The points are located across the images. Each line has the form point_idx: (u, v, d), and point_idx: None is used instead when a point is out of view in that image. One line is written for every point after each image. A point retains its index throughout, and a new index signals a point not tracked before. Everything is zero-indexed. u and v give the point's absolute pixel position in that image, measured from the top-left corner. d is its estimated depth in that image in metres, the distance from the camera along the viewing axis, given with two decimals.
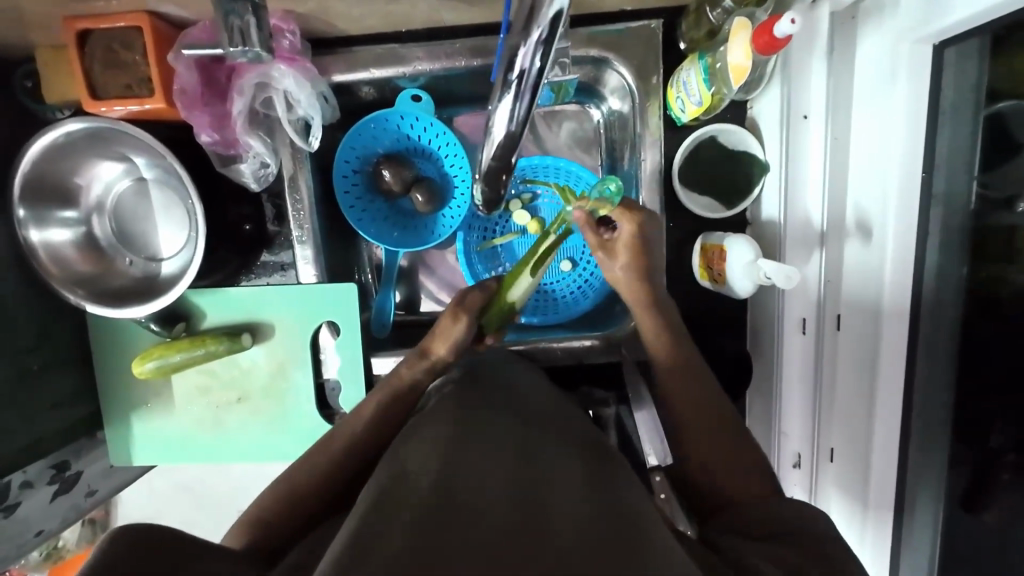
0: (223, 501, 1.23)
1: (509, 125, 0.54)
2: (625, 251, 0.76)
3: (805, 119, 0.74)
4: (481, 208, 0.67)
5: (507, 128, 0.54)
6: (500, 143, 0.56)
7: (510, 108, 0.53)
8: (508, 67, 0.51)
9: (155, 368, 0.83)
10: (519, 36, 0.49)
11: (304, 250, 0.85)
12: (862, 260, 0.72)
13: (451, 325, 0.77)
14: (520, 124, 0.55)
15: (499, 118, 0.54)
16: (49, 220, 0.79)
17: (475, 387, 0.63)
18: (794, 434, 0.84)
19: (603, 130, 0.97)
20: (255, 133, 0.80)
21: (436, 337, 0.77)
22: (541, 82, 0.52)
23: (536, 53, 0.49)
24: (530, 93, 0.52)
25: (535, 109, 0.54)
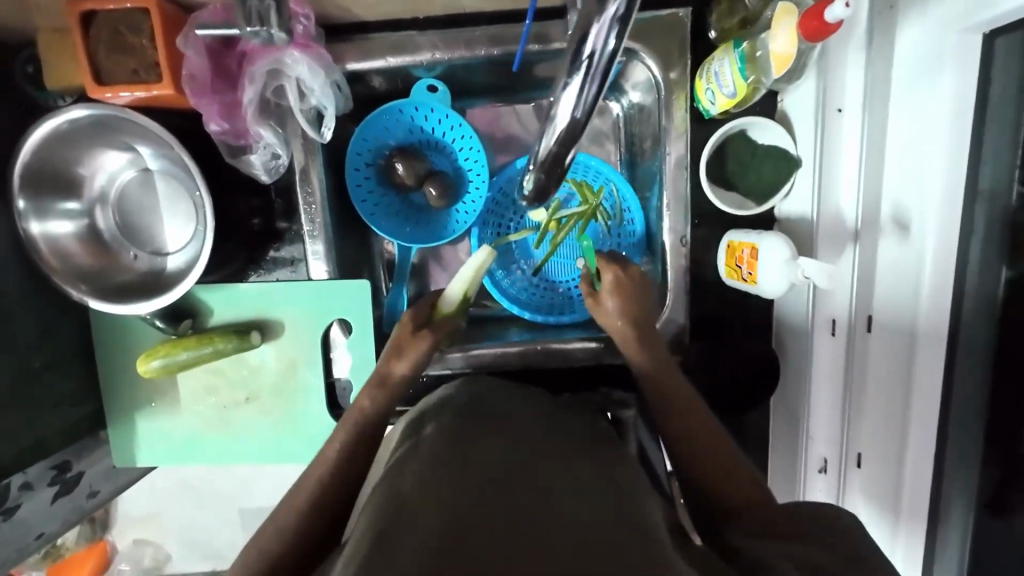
0: (228, 501, 1.21)
1: (576, 111, 0.51)
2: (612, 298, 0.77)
3: (840, 113, 0.71)
4: (528, 198, 0.62)
5: (573, 113, 0.52)
6: (564, 130, 0.53)
7: (579, 93, 0.50)
8: (580, 46, 0.49)
9: (161, 366, 0.80)
10: (593, 12, 0.47)
11: (315, 244, 0.83)
12: (898, 258, 0.69)
13: (415, 349, 0.73)
14: (587, 108, 0.52)
15: (564, 103, 0.51)
16: (51, 212, 0.76)
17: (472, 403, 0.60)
18: (821, 438, 0.82)
19: (622, 124, 0.95)
20: (266, 123, 0.76)
21: (394, 356, 0.73)
22: (614, 63, 0.50)
23: (610, 33, 0.47)
24: (601, 75, 0.50)
25: (604, 93, 0.51)
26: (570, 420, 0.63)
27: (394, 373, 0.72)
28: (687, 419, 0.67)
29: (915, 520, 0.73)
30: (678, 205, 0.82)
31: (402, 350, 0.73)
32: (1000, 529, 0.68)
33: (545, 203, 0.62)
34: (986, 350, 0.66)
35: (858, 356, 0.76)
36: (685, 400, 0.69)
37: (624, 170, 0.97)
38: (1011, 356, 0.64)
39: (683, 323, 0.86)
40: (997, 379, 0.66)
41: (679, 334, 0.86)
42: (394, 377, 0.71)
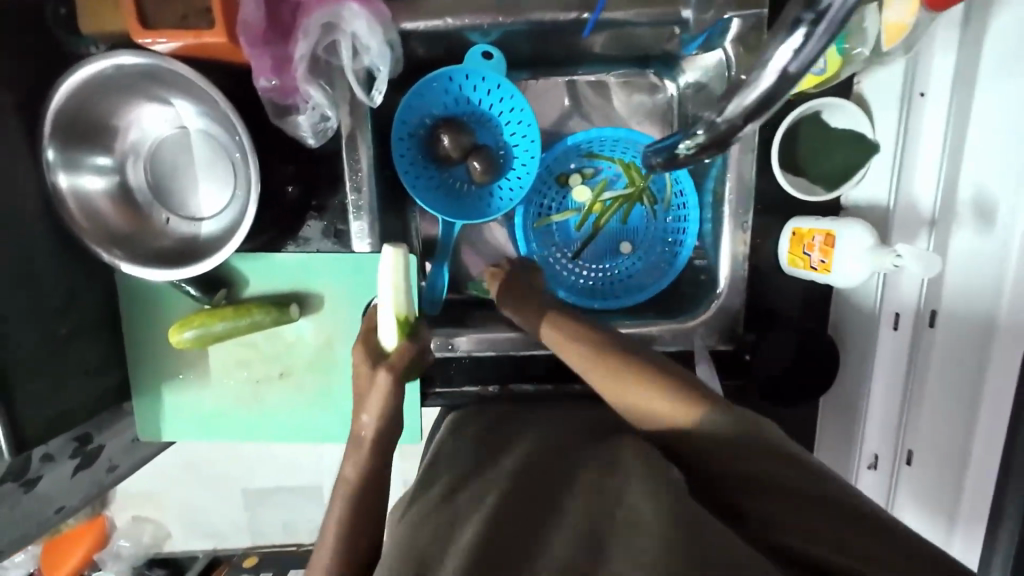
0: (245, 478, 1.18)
1: (789, 65, 0.49)
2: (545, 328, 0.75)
3: (922, 97, 0.69)
4: (697, 148, 0.61)
5: (785, 66, 0.49)
6: (769, 85, 0.51)
7: (802, 45, 0.48)
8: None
9: (195, 337, 0.75)
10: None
11: (360, 216, 0.78)
12: (975, 250, 0.66)
13: (375, 391, 0.62)
14: (804, 65, 0.49)
15: (781, 53, 0.49)
16: (82, 166, 0.70)
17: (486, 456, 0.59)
18: (874, 434, 0.80)
19: (675, 104, 0.93)
20: (317, 81, 0.72)
21: (359, 405, 0.63)
22: (851, 15, 0.46)
23: None
24: (831, 27, 0.46)
25: (828, 49, 0.48)
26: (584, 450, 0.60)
27: (363, 431, 0.62)
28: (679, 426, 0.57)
29: None
30: (742, 188, 0.79)
31: (364, 397, 0.63)
32: None
33: (717, 154, 0.60)
34: None
35: (923, 352, 0.74)
36: (665, 398, 0.59)
37: None
38: None
39: (737, 313, 0.83)
40: None
41: (732, 323, 0.83)
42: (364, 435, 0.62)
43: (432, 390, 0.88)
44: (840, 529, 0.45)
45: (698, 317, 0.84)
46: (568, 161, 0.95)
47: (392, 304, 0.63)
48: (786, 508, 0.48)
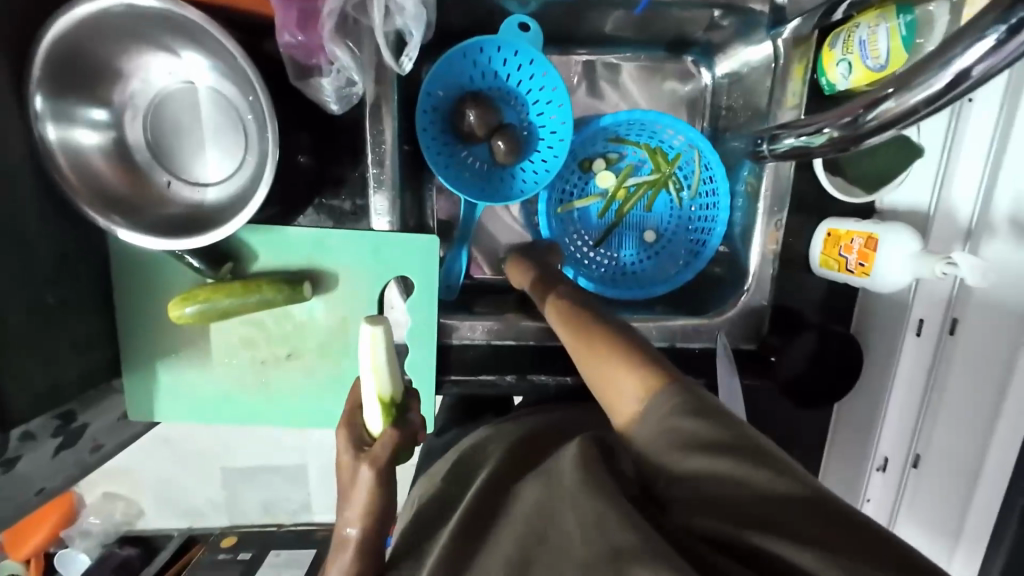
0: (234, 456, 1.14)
1: (977, 67, 0.47)
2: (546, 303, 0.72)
3: (969, 103, 0.67)
4: (851, 138, 0.60)
5: (969, 69, 0.47)
6: (943, 87, 0.49)
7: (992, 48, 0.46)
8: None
9: (197, 313, 0.70)
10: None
11: (381, 190, 0.73)
12: (1006, 262, 0.65)
13: (356, 490, 0.55)
14: (991, 70, 0.47)
15: (967, 56, 0.47)
16: (75, 118, 0.63)
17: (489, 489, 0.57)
18: (888, 438, 0.82)
19: (709, 95, 0.89)
20: (342, 42, 0.66)
21: (342, 504, 0.57)
22: None
23: None
24: None
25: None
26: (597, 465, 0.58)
27: (347, 529, 0.56)
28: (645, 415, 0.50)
29: None
30: (779, 186, 0.77)
31: (343, 493, 0.57)
32: None
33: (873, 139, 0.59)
34: None
35: (944, 359, 0.75)
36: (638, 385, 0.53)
37: None
38: None
39: (761, 313, 0.83)
40: None
41: (756, 323, 0.83)
42: (347, 535, 0.56)
43: (446, 377, 0.84)
44: (792, 523, 0.40)
45: (726, 313, 0.83)
46: (593, 145, 0.91)
47: (373, 390, 0.53)
48: (698, 506, 0.43)
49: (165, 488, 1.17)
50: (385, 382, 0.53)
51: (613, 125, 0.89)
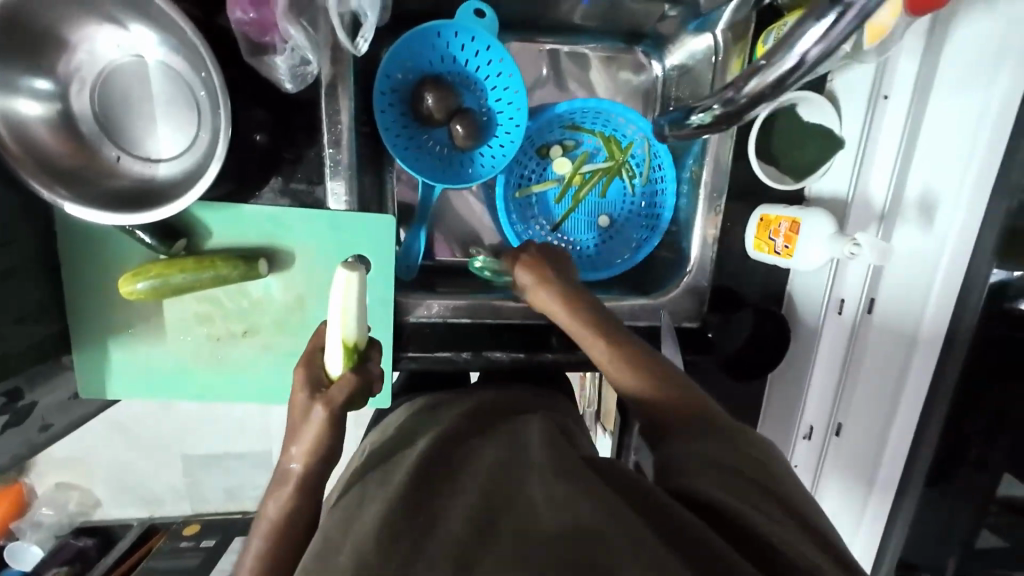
0: (193, 438, 1.14)
1: (812, 48, 0.53)
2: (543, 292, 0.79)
3: (885, 99, 0.74)
4: (717, 118, 0.66)
5: (807, 50, 0.54)
6: (789, 68, 0.56)
7: (825, 29, 0.52)
8: None
9: (149, 289, 0.70)
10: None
11: (338, 169, 0.75)
12: (917, 241, 0.74)
13: (308, 428, 0.59)
14: (825, 52, 0.54)
15: (807, 38, 0.53)
16: (16, 87, 0.63)
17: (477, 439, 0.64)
18: (812, 408, 0.89)
19: (658, 86, 0.94)
20: (297, 21, 0.66)
21: (292, 437, 0.61)
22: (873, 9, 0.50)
23: None
24: (859, 17, 0.50)
25: (852, 33, 0.52)
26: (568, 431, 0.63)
27: (291, 461, 0.61)
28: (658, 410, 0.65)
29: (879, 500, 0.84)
30: (718, 174, 0.83)
31: (296, 431, 0.60)
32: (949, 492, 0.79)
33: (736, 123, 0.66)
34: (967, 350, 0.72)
35: (860, 335, 0.82)
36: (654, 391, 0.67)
37: None
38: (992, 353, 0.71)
39: (702, 295, 0.88)
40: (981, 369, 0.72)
41: (697, 304, 0.88)
42: (293, 470, 0.61)
43: (402, 354, 0.86)
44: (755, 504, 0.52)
45: (670, 293, 0.88)
46: (548, 132, 0.95)
47: (338, 333, 0.55)
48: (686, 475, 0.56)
49: (123, 475, 1.16)
50: (353, 326, 0.55)
51: (572, 113, 0.93)
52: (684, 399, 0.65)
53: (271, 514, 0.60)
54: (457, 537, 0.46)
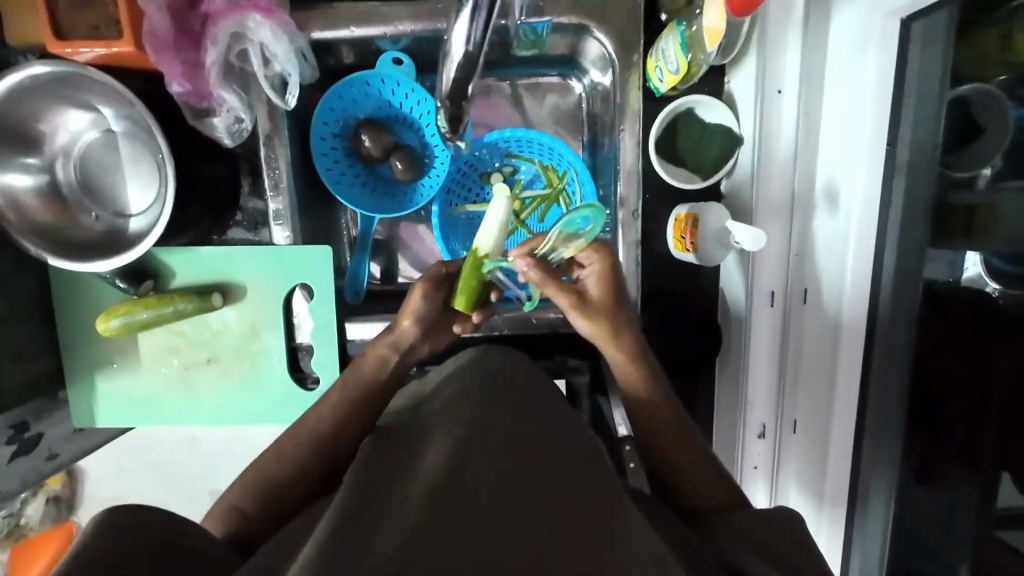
0: (178, 476, 1.15)
1: (466, 44, 0.54)
2: (594, 287, 0.77)
3: (779, 94, 0.75)
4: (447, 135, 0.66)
5: (464, 47, 0.54)
6: (459, 65, 0.56)
7: (467, 28, 0.53)
8: None
9: (121, 325, 0.81)
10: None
11: (280, 211, 0.84)
12: (829, 231, 0.74)
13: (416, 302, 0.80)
14: (478, 42, 0.54)
15: (456, 33, 0.54)
16: (9, 165, 0.76)
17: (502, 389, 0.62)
18: (760, 403, 0.85)
19: (584, 104, 0.97)
20: (230, 87, 0.78)
21: (404, 312, 0.80)
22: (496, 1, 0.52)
23: None
24: (485, 10, 0.52)
25: (492, 26, 0.54)
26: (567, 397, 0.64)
27: (400, 327, 0.80)
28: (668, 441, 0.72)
29: (839, 496, 0.80)
30: (632, 181, 0.86)
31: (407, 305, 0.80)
32: (923, 490, 0.74)
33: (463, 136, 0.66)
34: (904, 338, 0.72)
35: (794, 327, 0.80)
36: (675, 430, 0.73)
37: (585, 154, 0.99)
38: (932, 338, 0.70)
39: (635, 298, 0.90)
40: (921, 352, 0.71)
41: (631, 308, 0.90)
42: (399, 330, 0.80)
43: None
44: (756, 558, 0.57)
45: None
46: (491, 159, 0.99)
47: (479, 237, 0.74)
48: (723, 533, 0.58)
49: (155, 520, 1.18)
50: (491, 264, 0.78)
51: (510, 140, 0.97)
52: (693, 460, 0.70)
53: (338, 396, 0.77)
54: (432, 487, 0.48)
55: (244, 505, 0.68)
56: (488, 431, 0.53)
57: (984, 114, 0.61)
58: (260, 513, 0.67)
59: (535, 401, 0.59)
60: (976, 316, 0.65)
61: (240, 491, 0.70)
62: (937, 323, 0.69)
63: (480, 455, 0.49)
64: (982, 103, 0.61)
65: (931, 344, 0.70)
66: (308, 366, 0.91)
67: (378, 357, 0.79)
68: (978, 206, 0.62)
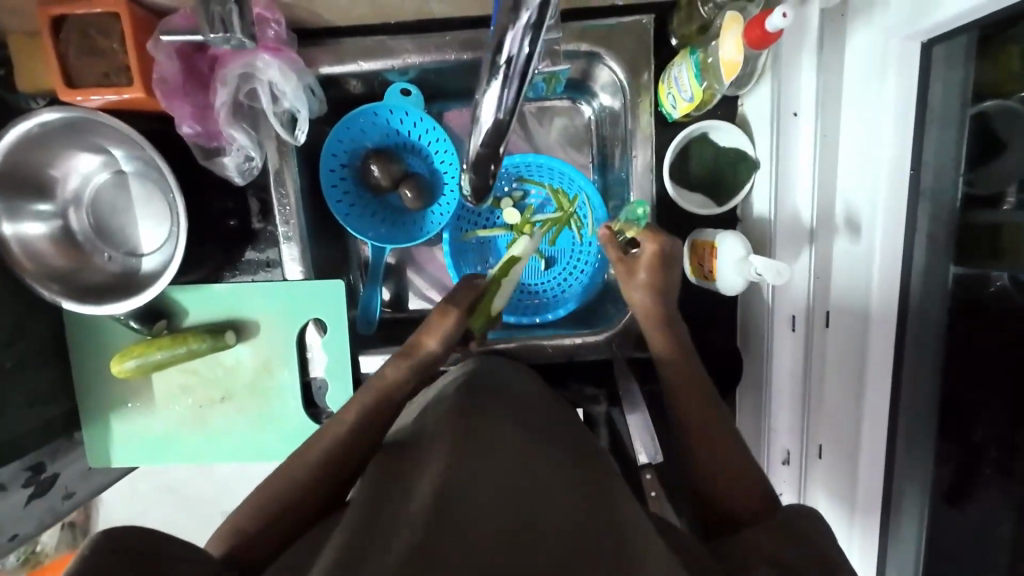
0: (192, 507, 1.13)
1: (497, 113, 0.51)
2: (644, 264, 0.78)
3: (795, 117, 0.74)
4: (470, 199, 0.63)
5: (494, 115, 0.51)
6: (488, 132, 0.53)
7: (499, 95, 0.50)
8: (496, 50, 0.48)
9: (136, 367, 0.80)
10: (507, 19, 0.46)
11: (291, 246, 0.84)
12: (850, 256, 0.73)
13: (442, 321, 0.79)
14: (510, 112, 0.51)
15: (487, 103, 0.51)
16: (23, 213, 0.76)
17: (506, 410, 0.59)
18: (783, 430, 0.85)
19: (594, 127, 0.96)
20: (239, 125, 0.77)
21: (427, 333, 0.79)
22: (530, 70, 0.50)
23: (525, 38, 0.47)
24: (518, 80, 0.49)
25: (524, 97, 0.51)
26: (585, 432, 0.62)
27: (423, 348, 0.78)
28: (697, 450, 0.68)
29: (869, 523, 0.77)
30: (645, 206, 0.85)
31: (430, 324, 0.80)
32: (954, 514, 0.71)
33: (486, 201, 0.63)
34: (932, 360, 0.70)
35: (817, 351, 0.79)
36: (699, 425, 0.69)
37: (596, 175, 0.98)
38: (960, 359, 0.68)
39: None
40: (950, 373, 0.69)
41: None
42: (423, 350, 0.78)
43: None
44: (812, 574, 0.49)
45: (615, 326, 0.91)
46: (501, 184, 0.98)
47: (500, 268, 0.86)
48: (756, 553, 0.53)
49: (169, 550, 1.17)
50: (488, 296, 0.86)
51: (520, 166, 0.96)
52: (725, 461, 0.65)
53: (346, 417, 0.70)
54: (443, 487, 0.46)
55: (250, 526, 0.62)
56: (498, 452, 0.50)
57: (1006, 131, 0.59)
58: (257, 534, 0.61)
59: (545, 425, 0.59)
60: (1004, 337, 0.63)
61: (244, 510, 0.64)
62: (963, 344, 0.68)
63: (494, 475, 0.47)
64: (1003, 119, 0.60)
65: (960, 366, 0.68)
66: (321, 401, 0.90)
67: (392, 381, 0.75)
68: (1001, 226, 0.61)
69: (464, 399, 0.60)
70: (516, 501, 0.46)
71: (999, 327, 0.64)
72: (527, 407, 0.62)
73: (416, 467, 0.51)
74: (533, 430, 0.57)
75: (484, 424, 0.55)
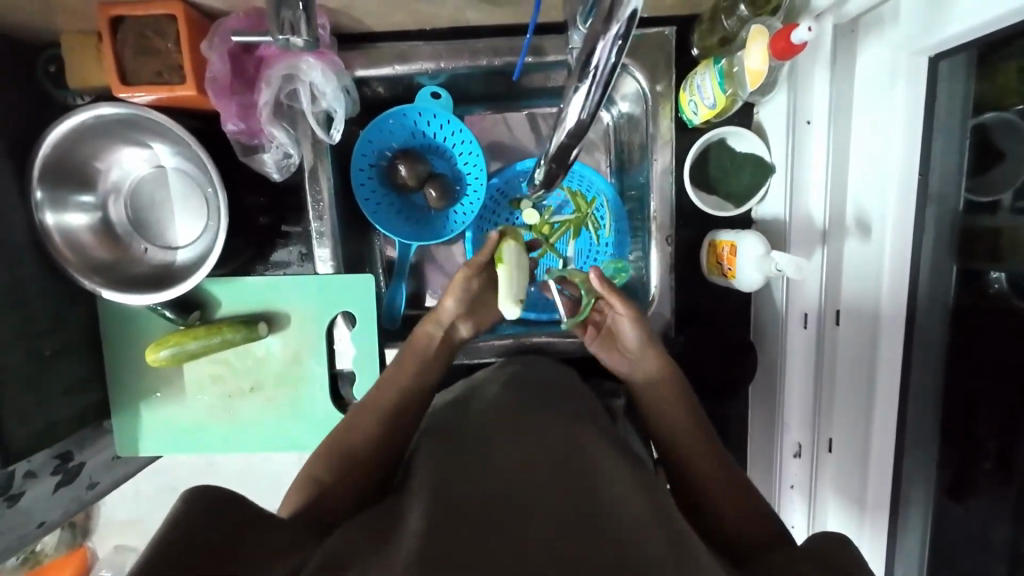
0: None
1: (581, 113, 0.55)
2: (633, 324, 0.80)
3: (808, 124, 0.79)
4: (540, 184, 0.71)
5: (578, 115, 0.55)
6: (571, 130, 0.57)
7: (585, 98, 0.54)
8: (586, 58, 0.51)
9: (169, 355, 0.82)
10: (600, 28, 0.49)
11: (322, 242, 0.86)
12: (861, 257, 0.77)
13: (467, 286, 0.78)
14: (593, 111, 0.55)
15: (573, 104, 0.55)
16: (67, 204, 0.79)
17: (546, 406, 0.63)
18: (796, 424, 0.87)
19: (612, 132, 1.00)
20: (279, 124, 0.81)
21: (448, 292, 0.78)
22: (615, 75, 0.52)
23: (614, 49, 0.49)
24: (602, 88, 0.53)
25: (606, 99, 0.54)
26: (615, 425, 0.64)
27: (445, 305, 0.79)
28: (719, 486, 0.67)
29: (878, 516, 0.80)
30: (665, 208, 0.89)
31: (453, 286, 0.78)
32: (958, 506, 0.75)
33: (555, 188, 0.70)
34: (938, 358, 0.74)
35: (828, 348, 0.82)
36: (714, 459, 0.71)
37: (613, 178, 1.03)
38: (962, 355, 0.72)
39: (669, 321, 0.92)
40: (954, 369, 0.73)
41: (666, 329, 0.92)
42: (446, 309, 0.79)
43: None
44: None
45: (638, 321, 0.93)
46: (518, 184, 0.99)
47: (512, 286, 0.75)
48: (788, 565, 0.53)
49: None
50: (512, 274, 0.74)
51: None
52: (734, 487, 0.67)
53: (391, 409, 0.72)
54: (497, 480, 0.49)
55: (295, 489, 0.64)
56: (547, 445, 0.54)
57: (1005, 141, 0.64)
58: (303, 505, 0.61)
59: (582, 414, 0.62)
60: (1005, 333, 0.68)
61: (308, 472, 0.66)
62: (966, 342, 0.72)
63: (544, 466, 0.50)
64: (1000, 131, 0.65)
65: (966, 363, 0.72)
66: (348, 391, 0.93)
67: (428, 335, 0.79)
68: (1001, 230, 0.65)
69: (509, 402, 0.64)
70: (570, 485, 0.48)
71: (1000, 324, 0.68)
72: (566, 405, 0.64)
73: (472, 455, 0.54)
74: (573, 420, 0.60)
75: (529, 419, 0.59)
